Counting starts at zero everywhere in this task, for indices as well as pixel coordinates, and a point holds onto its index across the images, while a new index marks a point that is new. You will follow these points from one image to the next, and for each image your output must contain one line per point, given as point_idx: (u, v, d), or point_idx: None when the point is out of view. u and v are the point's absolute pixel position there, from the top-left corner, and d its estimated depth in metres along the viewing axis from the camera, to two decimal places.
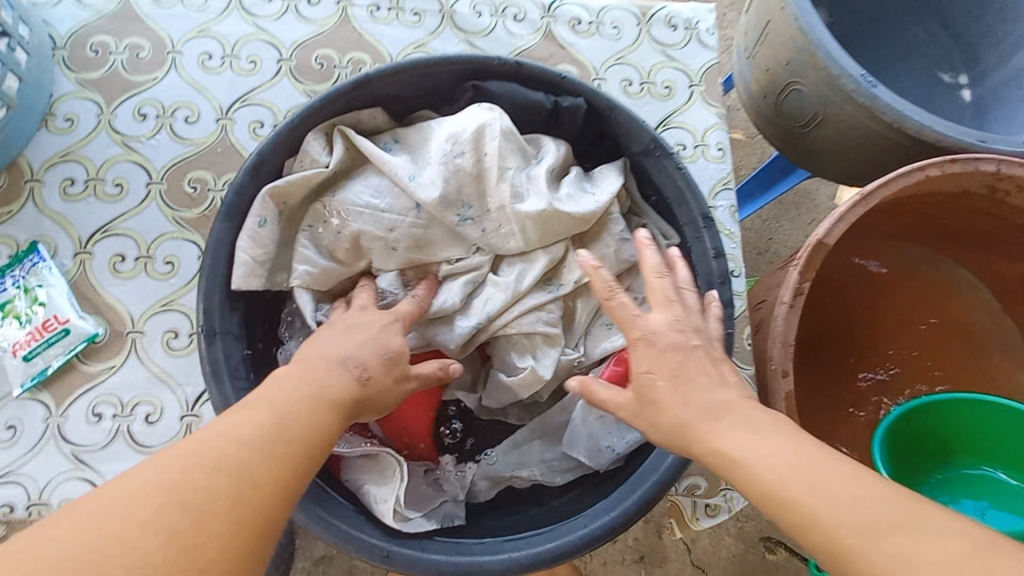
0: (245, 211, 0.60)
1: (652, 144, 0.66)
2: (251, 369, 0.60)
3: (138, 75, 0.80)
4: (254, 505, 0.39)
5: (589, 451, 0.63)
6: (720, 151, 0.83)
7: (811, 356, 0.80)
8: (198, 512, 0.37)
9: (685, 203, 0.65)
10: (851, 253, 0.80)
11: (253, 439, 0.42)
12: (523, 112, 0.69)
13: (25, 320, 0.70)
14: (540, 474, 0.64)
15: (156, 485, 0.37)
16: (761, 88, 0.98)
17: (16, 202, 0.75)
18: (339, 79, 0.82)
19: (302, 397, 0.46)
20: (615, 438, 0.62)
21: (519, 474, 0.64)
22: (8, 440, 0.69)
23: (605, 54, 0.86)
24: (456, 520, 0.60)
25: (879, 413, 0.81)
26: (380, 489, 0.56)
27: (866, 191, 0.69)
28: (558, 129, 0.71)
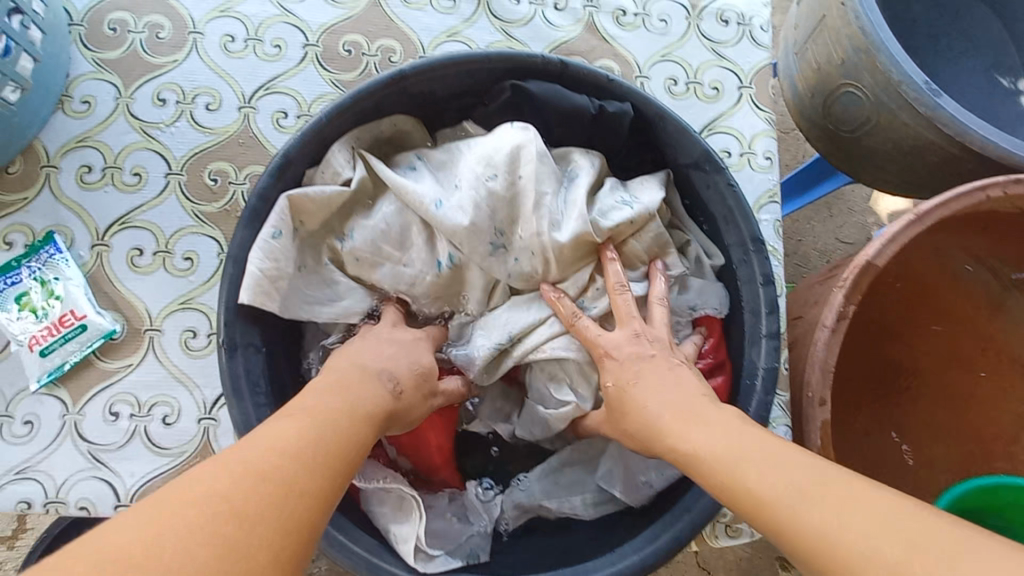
0: (262, 220, 0.56)
1: (702, 156, 0.61)
2: (272, 383, 0.58)
3: (158, 56, 0.76)
4: (299, 515, 0.38)
5: (623, 485, 0.61)
6: (769, 161, 0.78)
7: (855, 379, 0.77)
8: (247, 519, 0.35)
9: (734, 224, 0.61)
10: (914, 276, 0.75)
11: (298, 448, 0.41)
12: (565, 117, 0.63)
13: (42, 314, 0.68)
14: (571, 506, 0.63)
15: (205, 491, 0.36)
16: (806, 88, 0.90)
17: (32, 188, 0.72)
18: (367, 68, 0.78)
19: (340, 410, 0.46)
20: (652, 473, 0.60)
21: (549, 504, 0.63)
22: (25, 436, 0.68)
23: (651, 49, 0.80)
24: (482, 555, 0.58)
25: (932, 451, 0.75)
26: (401, 527, 0.55)
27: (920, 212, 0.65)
28: (600, 137, 0.65)
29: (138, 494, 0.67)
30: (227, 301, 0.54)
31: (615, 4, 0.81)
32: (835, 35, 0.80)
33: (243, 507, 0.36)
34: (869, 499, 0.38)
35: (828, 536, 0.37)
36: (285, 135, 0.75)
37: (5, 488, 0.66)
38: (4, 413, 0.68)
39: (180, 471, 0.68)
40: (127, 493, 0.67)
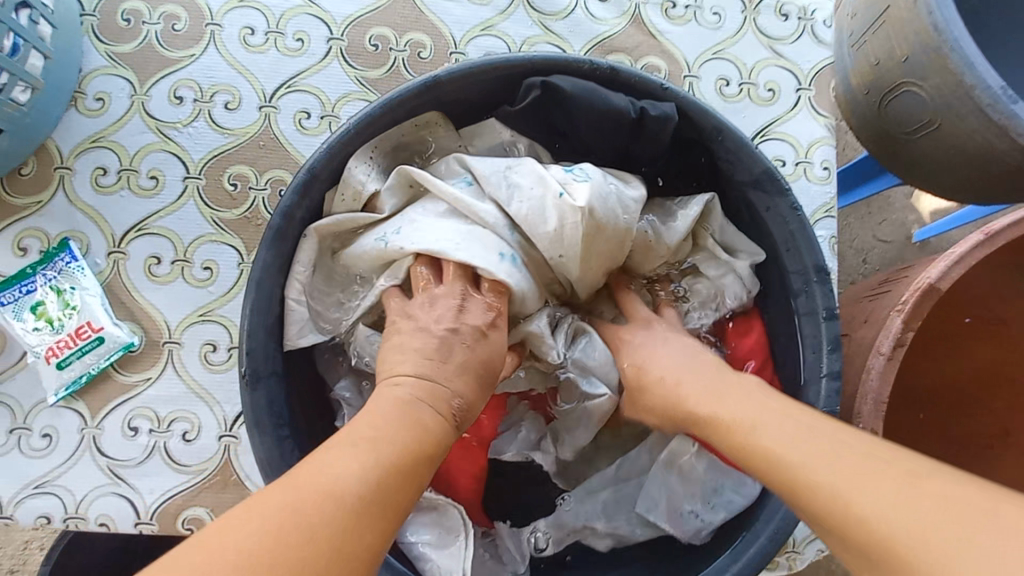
0: (294, 258, 0.55)
1: (764, 175, 0.55)
2: (296, 411, 0.55)
3: (173, 50, 0.71)
4: (352, 526, 0.35)
5: (669, 514, 0.60)
6: (826, 172, 0.72)
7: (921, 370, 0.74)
8: (295, 535, 0.33)
9: (797, 250, 0.55)
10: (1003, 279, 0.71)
11: (348, 454, 0.38)
12: (600, 120, 0.56)
13: (58, 325, 0.66)
14: (619, 528, 0.61)
15: (252, 511, 0.34)
16: (859, 82, 0.69)
17: (45, 190, 0.69)
18: (395, 64, 0.72)
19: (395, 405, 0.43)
20: (700, 503, 0.59)
21: (593, 527, 0.62)
22: (44, 449, 0.66)
23: (701, 46, 0.74)
24: None
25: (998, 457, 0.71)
26: (445, 557, 0.54)
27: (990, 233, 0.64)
28: (638, 142, 0.58)
29: (159, 512, 0.65)
30: (250, 327, 0.51)
31: None
32: (899, 27, 0.61)
33: (311, 521, 0.34)
34: (927, 496, 0.35)
35: (895, 535, 0.35)
36: (308, 137, 0.71)
37: (24, 502, 0.65)
38: (21, 425, 0.66)
39: (200, 489, 0.66)
40: (147, 510, 0.65)
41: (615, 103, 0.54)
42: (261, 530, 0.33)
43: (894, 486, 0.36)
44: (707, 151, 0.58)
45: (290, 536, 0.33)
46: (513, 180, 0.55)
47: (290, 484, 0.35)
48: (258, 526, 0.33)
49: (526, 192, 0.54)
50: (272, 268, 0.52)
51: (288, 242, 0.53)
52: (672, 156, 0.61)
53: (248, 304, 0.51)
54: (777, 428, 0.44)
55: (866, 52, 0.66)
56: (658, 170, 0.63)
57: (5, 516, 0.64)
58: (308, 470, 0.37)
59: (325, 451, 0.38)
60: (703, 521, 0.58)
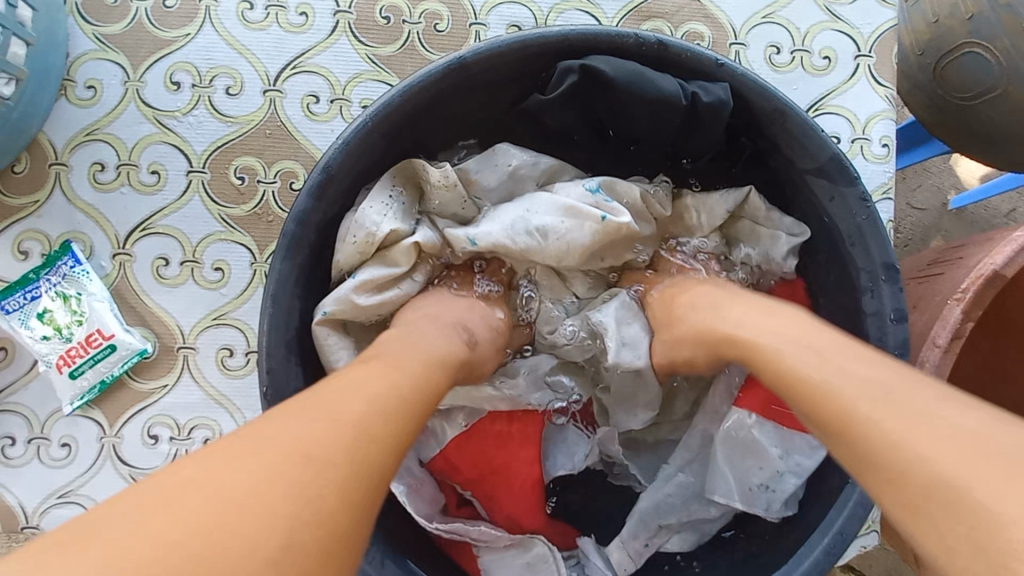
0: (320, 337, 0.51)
1: (830, 163, 0.49)
2: None
3: (167, 30, 0.65)
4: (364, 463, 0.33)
5: (739, 491, 0.55)
6: (885, 148, 0.66)
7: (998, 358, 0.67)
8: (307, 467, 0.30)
9: (864, 246, 0.50)
10: None
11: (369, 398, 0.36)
12: (647, 109, 0.51)
13: (68, 332, 0.63)
14: (693, 515, 0.56)
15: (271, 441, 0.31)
16: (913, 43, 0.63)
17: (42, 190, 0.64)
18: (409, 38, 0.66)
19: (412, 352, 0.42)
20: (768, 473, 0.54)
21: (669, 522, 0.56)
22: (64, 458, 0.64)
23: (748, 10, 0.66)
24: None
25: None
26: None
27: None
28: (686, 132, 0.53)
29: None
30: (268, 345, 0.47)
31: None
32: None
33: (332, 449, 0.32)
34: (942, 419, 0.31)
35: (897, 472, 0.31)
36: (317, 124, 0.65)
37: (50, 512, 0.63)
38: (39, 435, 0.64)
39: None
40: None
41: (663, 88, 0.49)
42: (259, 464, 0.30)
43: (923, 407, 0.32)
44: (762, 139, 0.53)
45: (290, 478, 0.30)
46: (539, 224, 0.53)
47: (290, 422, 0.33)
48: (256, 463, 0.30)
49: (561, 229, 0.53)
50: (288, 279, 0.48)
51: (304, 248, 0.48)
52: (723, 143, 0.55)
53: (266, 319, 0.47)
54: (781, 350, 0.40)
55: (923, 10, 0.61)
56: (706, 161, 0.58)
57: (31, 526, 0.63)
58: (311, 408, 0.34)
59: (331, 390, 0.36)
60: (775, 492, 0.53)
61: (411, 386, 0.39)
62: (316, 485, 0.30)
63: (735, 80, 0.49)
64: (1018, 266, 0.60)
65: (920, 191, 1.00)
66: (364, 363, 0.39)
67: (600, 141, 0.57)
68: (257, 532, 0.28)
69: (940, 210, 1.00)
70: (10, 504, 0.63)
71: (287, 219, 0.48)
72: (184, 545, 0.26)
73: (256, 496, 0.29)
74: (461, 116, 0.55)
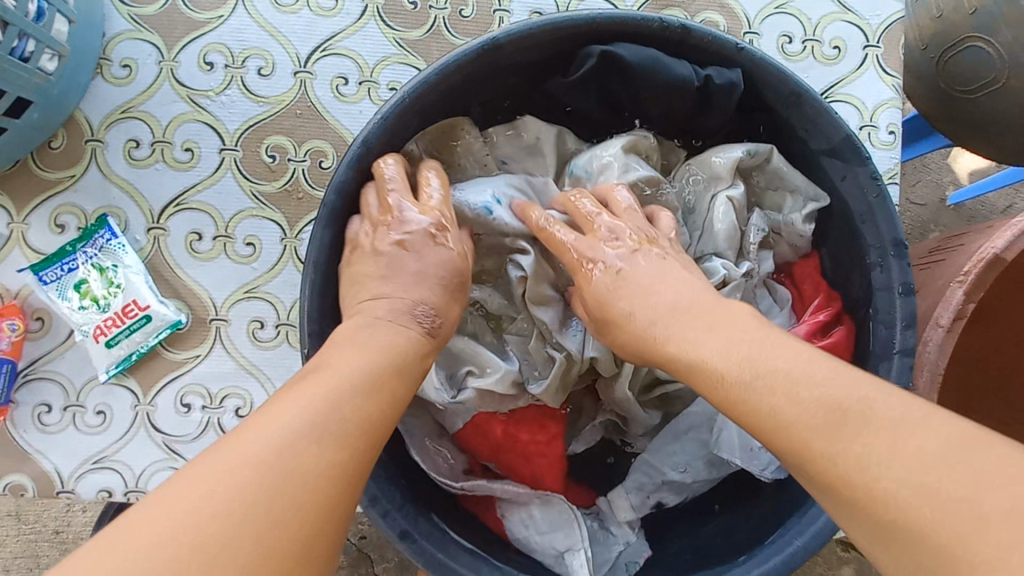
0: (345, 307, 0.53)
1: (843, 143, 0.52)
2: None
3: (201, 12, 0.67)
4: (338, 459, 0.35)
5: (742, 452, 0.56)
6: (891, 135, 0.69)
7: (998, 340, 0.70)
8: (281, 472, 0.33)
9: (873, 223, 0.53)
10: None
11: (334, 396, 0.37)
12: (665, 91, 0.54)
13: (104, 304, 0.65)
14: (694, 473, 0.59)
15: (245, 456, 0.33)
16: (918, 37, 0.67)
17: (78, 165, 0.66)
18: (435, 23, 0.68)
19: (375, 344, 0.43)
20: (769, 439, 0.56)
21: (672, 477, 0.59)
22: (100, 426, 0.66)
23: (762, 0, 0.69)
24: (642, 554, 0.57)
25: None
26: (561, 537, 0.56)
27: None
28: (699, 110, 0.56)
29: None
30: (308, 311, 0.49)
31: None
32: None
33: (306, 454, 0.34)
34: None
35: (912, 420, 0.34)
36: (347, 105, 0.67)
37: (85, 477, 0.65)
38: (75, 403, 0.66)
39: None
40: None
41: (678, 72, 0.53)
42: (263, 449, 0.34)
43: None
44: (772, 118, 0.56)
45: (294, 459, 0.34)
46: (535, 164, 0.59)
47: (261, 431, 0.35)
48: (261, 449, 0.33)
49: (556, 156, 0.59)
50: (328, 248, 0.50)
51: (343, 218, 0.51)
52: (735, 122, 0.59)
53: (307, 286, 0.49)
54: (687, 326, 0.43)
55: (929, 4, 0.65)
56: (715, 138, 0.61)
57: (67, 491, 0.65)
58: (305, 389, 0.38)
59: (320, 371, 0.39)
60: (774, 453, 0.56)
61: (401, 356, 0.43)
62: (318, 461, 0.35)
63: (751, 63, 0.52)
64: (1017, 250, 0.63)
65: (919, 186, 1.04)
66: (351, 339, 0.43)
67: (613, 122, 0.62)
68: (264, 511, 0.32)
69: (939, 205, 1.03)
70: (46, 470, 0.65)
71: (327, 191, 0.50)
72: (200, 545, 0.30)
73: (262, 481, 0.32)
74: (489, 96, 0.58)
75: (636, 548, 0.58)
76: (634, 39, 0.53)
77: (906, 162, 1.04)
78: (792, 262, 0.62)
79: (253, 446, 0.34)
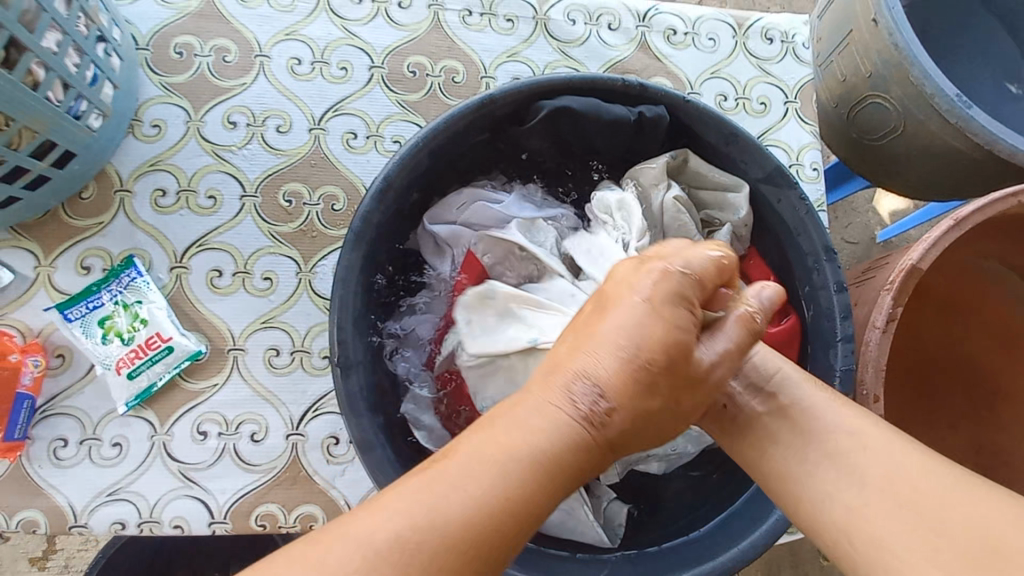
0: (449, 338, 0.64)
1: (776, 172, 0.65)
2: (377, 398, 0.60)
3: (226, 80, 0.77)
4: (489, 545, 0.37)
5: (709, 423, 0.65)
6: (815, 171, 0.83)
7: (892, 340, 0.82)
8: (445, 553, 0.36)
9: (807, 235, 0.65)
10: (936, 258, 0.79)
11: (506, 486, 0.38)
12: (608, 127, 0.66)
13: (128, 338, 0.69)
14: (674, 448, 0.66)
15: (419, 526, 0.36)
16: (829, 97, 0.86)
17: (106, 213, 0.72)
18: (432, 88, 0.80)
19: (545, 429, 0.41)
20: None
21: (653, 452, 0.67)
22: (115, 457, 0.68)
23: (700, 67, 0.84)
24: (620, 520, 0.66)
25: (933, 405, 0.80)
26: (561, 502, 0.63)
27: (960, 215, 0.69)
28: (638, 141, 0.69)
29: (232, 511, 0.68)
30: (340, 322, 0.57)
31: (665, 23, 0.85)
32: (862, 48, 0.77)
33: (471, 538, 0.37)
34: None
35: None
36: (356, 155, 0.77)
37: (99, 510, 0.67)
38: (91, 436, 0.68)
39: (270, 486, 0.69)
40: (220, 510, 0.68)
41: (616, 112, 0.65)
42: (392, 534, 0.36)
43: None
44: (692, 137, 0.69)
45: (413, 560, 0.36)
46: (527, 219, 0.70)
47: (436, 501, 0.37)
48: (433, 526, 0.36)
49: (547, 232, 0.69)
50: (355, 267, 0.58)
51: (367, 243, 0.59)
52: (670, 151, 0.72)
53: (337, 300, 0.57)
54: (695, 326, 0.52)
55: (834, 73, 0.84)
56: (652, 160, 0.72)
57: (79, 525, 0.67)
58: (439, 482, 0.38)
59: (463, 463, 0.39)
60: None
61: (563, 443, 0.41)
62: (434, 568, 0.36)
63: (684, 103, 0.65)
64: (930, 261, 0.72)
65: (850, 227, 1.21)
66: (500, 420, 0.42)
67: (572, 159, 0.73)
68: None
69: (869, 242, 1.20)
70: (60, 504, 0.67)
71: (353, 220, 0.58)
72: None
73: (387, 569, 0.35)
74: (473, 143, 0.67)
75: (617, 506, 0.67)
76: (591, 87, 0.65)
77: (836, 205, 1.21)
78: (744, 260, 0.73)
79: (376, 535, 0.36)
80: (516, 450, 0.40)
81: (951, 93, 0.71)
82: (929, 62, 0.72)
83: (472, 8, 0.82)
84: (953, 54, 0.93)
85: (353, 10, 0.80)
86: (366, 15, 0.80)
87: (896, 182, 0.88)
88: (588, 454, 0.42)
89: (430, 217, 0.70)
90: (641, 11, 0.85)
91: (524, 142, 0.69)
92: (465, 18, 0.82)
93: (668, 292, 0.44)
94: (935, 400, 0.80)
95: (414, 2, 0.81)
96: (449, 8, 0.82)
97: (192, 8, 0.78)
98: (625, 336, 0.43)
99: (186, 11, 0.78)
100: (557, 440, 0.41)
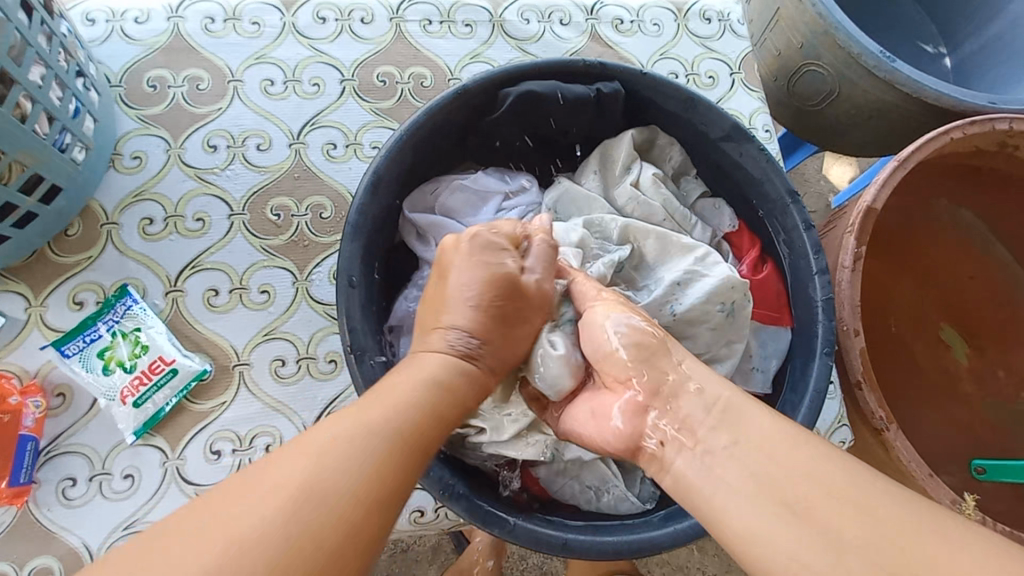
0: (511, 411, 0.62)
1: (733, 129, 0.70)
2: None
3: (202, 107, 0.79)
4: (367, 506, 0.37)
5: None
6: (768, 133, 0.89)
7: (879, 299, 0.81)
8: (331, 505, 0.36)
9: (770, 181, 0.70)
10: (898, 206, 0.82)
11: (385, 446, 0.40)
12: (573, 107, 0.71)
13: (129, 366, 0.69)
14: None
15: (294, 479, 0.37)
16: (768, 72, 0.94)
17: (94, 247, 0.72)
18: (403, 95, 0.83)
19: (431, 395, 0.46)
20: None
21: None
22: (127, 490, 0.67)
23: (649, 51, 0.91)
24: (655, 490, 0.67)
25: (934, 360, 0.80)
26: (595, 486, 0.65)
27: (903, 155, 0.69)
28: (601, 117, 0.73)
29: None
30: (346, 309, 0.58)
31: (612, 14, 0.92)
32: (791, 23, 0.85)
33: (344, 491, 0.37)
34: None
35: None
36: (337, 164, 0.79)
37: (116, 545, 0.65)
38: (101, 471, 0.67)
39: None
40: None
41: (579, 91, 0.70)
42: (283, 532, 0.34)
43: None
44: (654, 110, 0.75)
45: (328, 484, 0.37)
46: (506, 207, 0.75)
47: (316, 456, 0.38)
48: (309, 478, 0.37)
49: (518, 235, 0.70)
50: (355, 258, 0.60)
51: (364, 235, 0.61)
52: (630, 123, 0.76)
53: (340, 289, 0.58)
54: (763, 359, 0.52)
55: (768, 48, 0.91)
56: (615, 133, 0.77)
57: None
58: (283, 455, 0.38)
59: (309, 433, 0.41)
60: None
61: (438, 395, 0.46)
62: (353, 488, 0.37)
63: (640, 75, 0.70)
64: (883, 201, 0.69)
65: (807, 197, 1.28)
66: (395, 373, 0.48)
67: (543, 142, 0.77)
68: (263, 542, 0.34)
69: (826, 208, 1.28)
70: (74, 546, 0.65)
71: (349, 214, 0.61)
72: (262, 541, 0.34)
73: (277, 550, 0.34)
74: (449, 138, 0.72)
75: (649, 484, 0.67)
76: (553, 71, 0.70)
77: (790, 176, 1.29)
78: (730, 231, 0.77)
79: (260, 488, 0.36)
80: (395, 414, 0.43)
81: (873, 49, 0.78)
82: (850, 23, 0.79)
83: (432, 18, 0.87)
84: (871, 19, 1.03)
85: (318, 30, 0.84)
86: (331, 33, 0.84)
87: (836, 142, 0.95)
88: (464, 385, 0.49)
89: (409, 204, 0.71)
90: (588, 6, 0.91)
91: (497, 133, 0.72)
92: (426, 27, 0.86)
93: (500, 267, 0.55)
94: (933, 355, 0.80)
95: (375, 18, 0.85)
96: (410, 20, 0.86)
97: (161, 43, 0.80)
98: (466, 291, 0.53)
99: (156, 46, 0.80)
100: (444, 369, 0.49)
